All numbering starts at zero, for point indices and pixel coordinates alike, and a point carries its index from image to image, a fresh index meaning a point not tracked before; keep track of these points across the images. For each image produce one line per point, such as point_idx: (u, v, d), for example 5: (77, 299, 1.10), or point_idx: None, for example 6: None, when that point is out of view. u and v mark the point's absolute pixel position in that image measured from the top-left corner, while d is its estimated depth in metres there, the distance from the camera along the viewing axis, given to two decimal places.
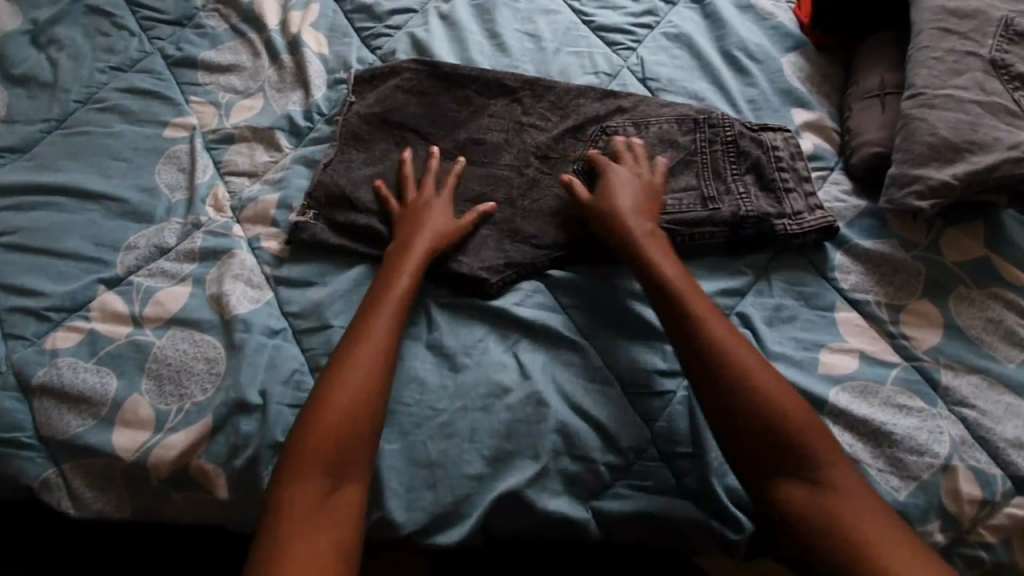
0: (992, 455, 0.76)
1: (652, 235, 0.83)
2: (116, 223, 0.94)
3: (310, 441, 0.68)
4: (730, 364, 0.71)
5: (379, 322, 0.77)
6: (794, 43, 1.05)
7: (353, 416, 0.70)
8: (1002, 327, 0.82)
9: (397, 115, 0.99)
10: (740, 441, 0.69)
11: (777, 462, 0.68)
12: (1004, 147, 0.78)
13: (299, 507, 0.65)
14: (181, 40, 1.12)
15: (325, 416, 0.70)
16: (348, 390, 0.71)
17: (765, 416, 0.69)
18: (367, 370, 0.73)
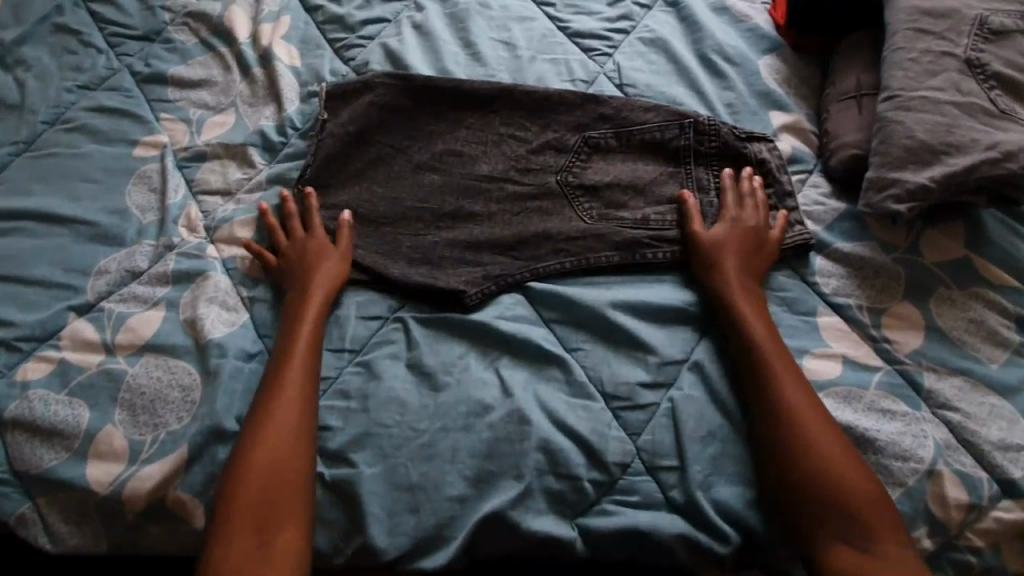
0: (978, 459, 0.76)
1: (746, 288, 0.83)
2: (86, 248, 0.92)
3: (249, 458, 0.70)
4: (809, 424, 0.72)
5: (300, 341, 0.79)
6: (770, 44, 1.04)
7: (285, 433, 0.72)
8: (984, 328, 0.82)
9: (375, 133, 0.98)
10: (795, 494, 0.70)
11: (836, 523, 0.68)
12: (981, 148, 0.77)
13: (243, 550, 0.66)
14: (150, 56, 1.10)
15: (256, 438, 0.71)
16: (277, 410, 0.73)
17: (835, 482, 0.69)
18: (290, 385, 0.75)
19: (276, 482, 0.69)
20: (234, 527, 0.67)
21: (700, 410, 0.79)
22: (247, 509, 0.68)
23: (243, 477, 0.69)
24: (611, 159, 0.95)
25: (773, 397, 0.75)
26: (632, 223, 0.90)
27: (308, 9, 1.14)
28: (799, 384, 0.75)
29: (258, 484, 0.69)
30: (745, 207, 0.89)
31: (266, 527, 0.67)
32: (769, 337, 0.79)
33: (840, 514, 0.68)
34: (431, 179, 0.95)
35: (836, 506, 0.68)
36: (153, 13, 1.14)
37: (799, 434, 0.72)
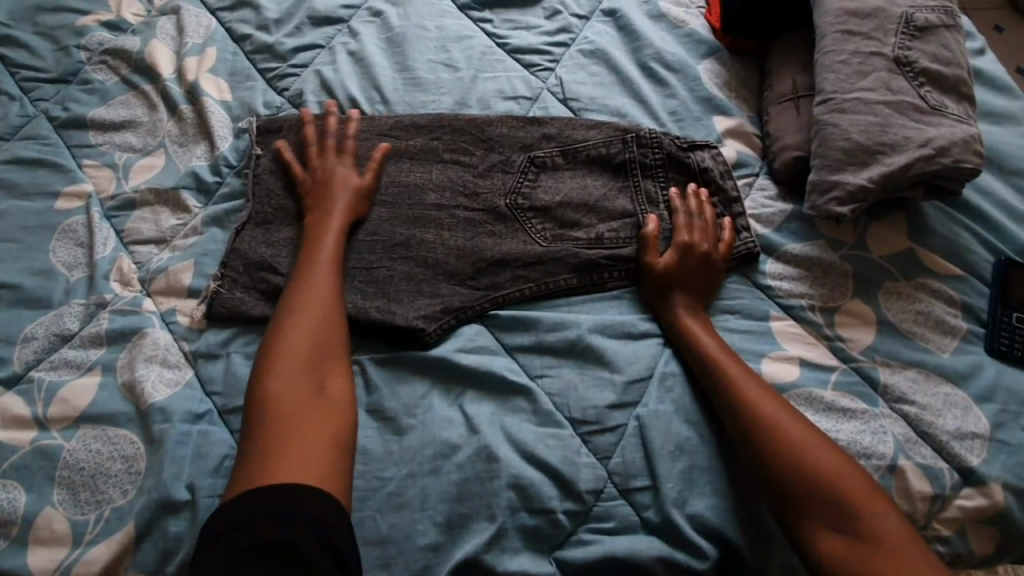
0: (937, 449, 0.77)
1: (692, 302, 0.85)
2: (9, 314, 0.85)
3: (285, 342, 0.73)
4: (771, 425, 0.73)
5: (323, 256, 0.82)
6: (708, 49, 1.05)
7: (320, 330, 0.75)
8: (932, 318, 0.84)
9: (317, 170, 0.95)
10: (775, 501, 0.70)
11: (817, 513, 0.67)
12: (915, 145, 0.79)
13: (288, 430, 0.64)
14: (67, 99, 1.03)
15: (290, 329, 0.74)
16: (309, 308, 0.76)
17: (811, 474, 0.69)
18: (319, 289, 0.78)
19: (313, 373, 0.71)
20: (270, 405, 0.67)
21: (667, 425, 0.78)
22: (289, 401, 0.67)
23: (281, 358, 0.71)
24: (559, 176, 0.94)
25: (733, 404, 0.75)
26: (586, 242, 0.89)
27: (235, 39, 1.10)
28: (758, 387, 0.76)
29: (295, 369, 0.70)
30: (692, 227, 0.89)
31: (308, 406, 0.67)
32: (718, 348, 0.80)
33: (817, 506, 0.68)
34: (379, 211, 0.91)
35: (812, 499, 0.68)
36: (67, 53, 1.07)
37: (763, 437, 0.72)
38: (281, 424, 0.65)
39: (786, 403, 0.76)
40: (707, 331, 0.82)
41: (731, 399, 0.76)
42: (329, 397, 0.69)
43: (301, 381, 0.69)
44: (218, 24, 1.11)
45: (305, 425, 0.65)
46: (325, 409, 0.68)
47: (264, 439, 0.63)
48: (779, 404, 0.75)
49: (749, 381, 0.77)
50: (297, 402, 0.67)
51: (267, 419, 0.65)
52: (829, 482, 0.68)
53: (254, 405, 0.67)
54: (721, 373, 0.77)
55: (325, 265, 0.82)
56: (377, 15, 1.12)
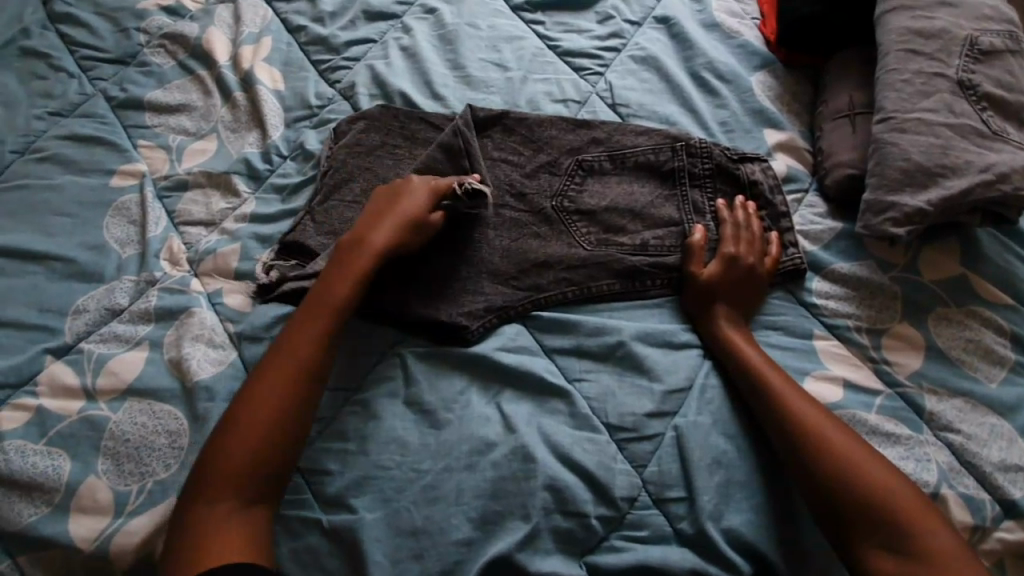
0: (980, 480, 0.76)
1: (734, 317, 0.84)
2: (62, 285, 0.87)
3: (256, 399, 0.71)
4: (817, 438, 0.73)
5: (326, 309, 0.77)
6: (761, 62, 1.04)
7: (287, 397, 0.72)
8: (981, 346, 0.82)
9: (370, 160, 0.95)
10: (827, 516, 0.70)
11: (868, 530, 0.67)
12: (977, 170, 0.77)
13: (227, 491, 0.67)
14: (124, 79, 1.06)
15: (268, 385, 0.72)
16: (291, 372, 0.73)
17: (860, 490, 0.69)
18: (312, 347, 0.75)
19: (269, 440, 0.70)
20: (211, 465, 0.68)
21: (707, 437, 0.77)
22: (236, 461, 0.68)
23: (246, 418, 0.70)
24: (606, 181, 0.94)
25: (781, 418, 0.75)
26: (631, 248, 0.89)
27: (290, 30, 1.11)
28: (803, 400, 0.76)
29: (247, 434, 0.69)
30: (738, 240, 0.88)
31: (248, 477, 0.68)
32: (762, 360, 0.80)
33: (867, 522, 0.68)
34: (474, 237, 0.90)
35: (864, 517, 0.68)
36: (128, 35, 1.10)
37: (814, 452, 0.72)
38: (215, 491, 0.67)
39: (837, 419, 0.75)
40: (753, 345, 0.82)
41: (781, 413, 0.75)
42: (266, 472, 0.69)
43: (258, 449, 0.69)
44: (274, 15, 1.13)
45: (239, 502, 0.67)
46: (258, 478, 0.68)
47: (199, 504, 0.66)
48: (824, 417, 0.75)
49: (799, 397, 0.76)
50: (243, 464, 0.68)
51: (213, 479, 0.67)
52: (881, 500, 0.68)
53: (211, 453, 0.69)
54: (766, 386, 0.77)
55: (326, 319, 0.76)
56: (430, 12, 1.13)
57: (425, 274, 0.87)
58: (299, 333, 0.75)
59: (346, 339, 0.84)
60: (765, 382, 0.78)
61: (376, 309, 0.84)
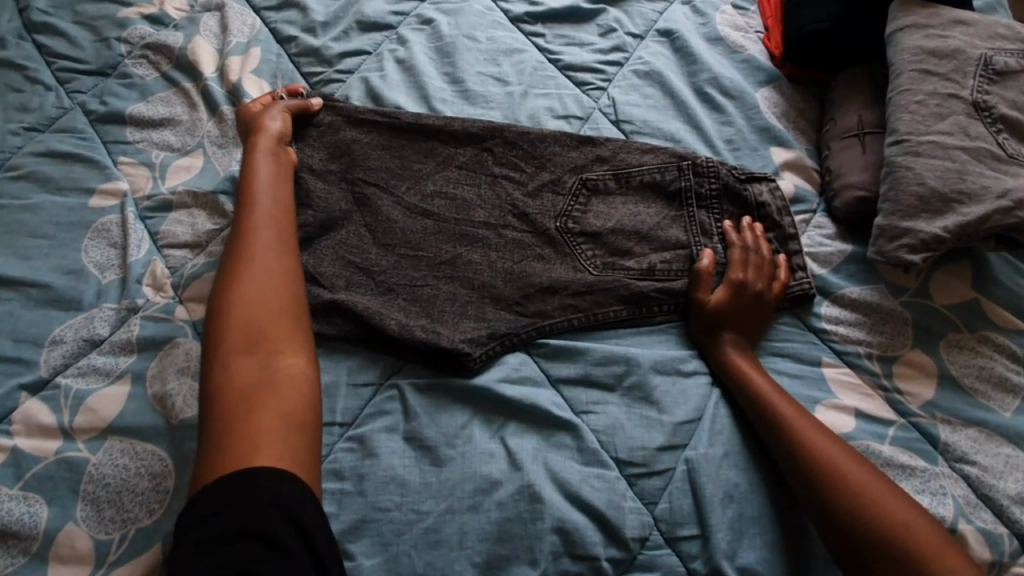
0: (998, 513, 0.73)
1: (738, 340, 0.81)
2: (37, 314, 0.82)
3: (237, 311, 0.70)
4: (832, 472, 0.70)
5: (261, 229, 0.78)
6: (767, 77, 1.02)
7: (270, 295, 0.72)
8: (995, 374, 0.80)
9: (360, 175, 0.91)
10: (848, 556, 0.67)
11: (888, 568, 0.64)
12: (993, 196, 0.75)
13: (245, 405, 0.63)
14: (105, 92, 1.00)
15: (238, 301, 0.71)
16: (259, 274, 0.73)
17: (879, 529, 0.66)
18: (266, 249, 0.76)
19: (272, 327, 0.70)
20: (219, 400, 0.64)
21: (718, 470, 0.75)
22: (245, 374, 0.66)
23: (233, 336, 0.68)
24: (611, 201, 0.91)
25: (791, 449, 0.73)
26: (639, 272, 0.86)
27: (280, 41, 1.07)
28: (815, 431, 0.73)
29: (241, 351, 0.67)
30: (746, 265, 0.85)
31: (267, 380, 0.66)
32: (769, 386, 0.77)
33: (889, 559, 0.64)
34: (423, 224, 0.88)
35: (886, 556, 0.65)
36: (108, 45, 1.05)
37: (829, 487, 0.69)
38: (230, 413, 0.63)
39: (851, 450, 0.73)
40: (762, 373, 0.79)
41: (793, 446, 0.73)
42: (284, 361, 0.68)
43: (254, 340, 0.68)
44: (263, 24, 1.09)
45: (266, 405, 0.64)
46: (280, 380, 0.66)
47: (217, 440, 0.61)
48: (835, 448, 0.72)
49: (814, 430, 0.74)
50: (249, 375, 0.65)
51: (222, 406, 0.63)
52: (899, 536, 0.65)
53: (209, 388, 0.65)
54: (776, 418, 0.75)
55: (268, 233, 0.78)
56: (426, 24, 1.09)
57: (359, 218, 0.89)
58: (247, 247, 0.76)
59: (341, 371, 0.80)
60: (775, 412, 0.75)
61: (370, 333, 0.81)
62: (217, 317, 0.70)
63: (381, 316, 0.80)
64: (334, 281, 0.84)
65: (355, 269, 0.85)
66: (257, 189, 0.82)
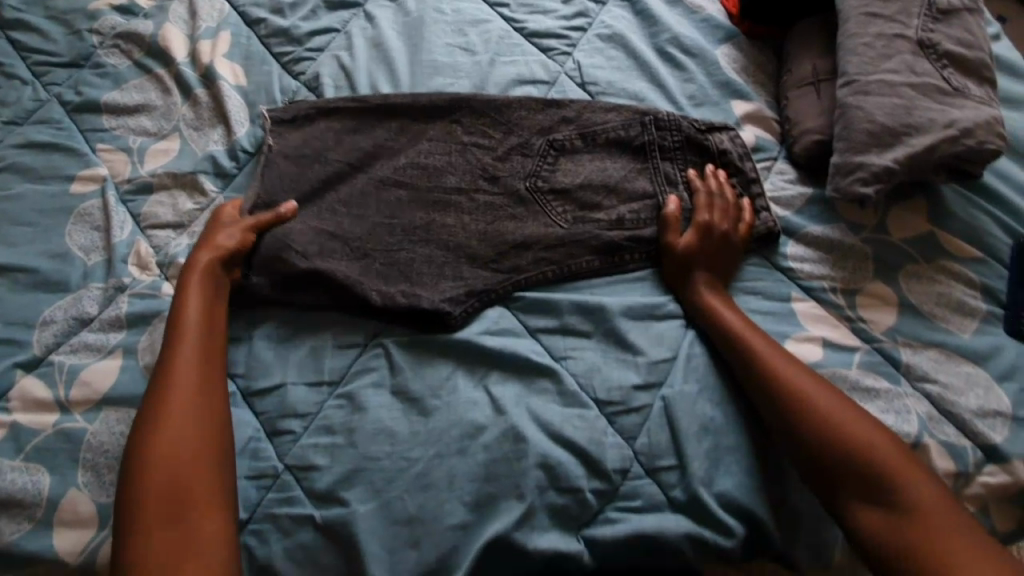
0: (959, 427, 0.77)
1: (712, 283, 0.84)
2: (26, 297, 0.84)
3: (160, 452, 0.67)
4: (803, 399, 0.74)
5: (187, 354, 0.74)
6: (725, 34, 1.05)
7: (191, 440, 0.68)
8: (952, 299, 0.84)
9: (330, 153, 0.93)
10: (817, 474, 0.71)
11: (855, 482, 0.69)
12: (939, 127, 0.79)
13: (157, 561, 0.61)
14: (80, 83, 1.02)
15: (159, 442, 0.67)
16: (183, 413, 0.70)
17: (846, 444, 0.70)
18: (193, 382, 0.72)
19: (190, 476, 0.66)
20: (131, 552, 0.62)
21: (694, 405, 0.78)
22: (160, 529, 0.63)
23: (154, 466, 0.66)
24: (578, 160, 0.94)
25: (765, 383, 0.76)
26: (608, 223, 0.89)
27: (250, 23, 1.08)
28: (787, 363, 0.77)
29: (157, 503, 0.64)
30: (711, 209, 0.88)
31: (181, 540, 0.63)
32: (742, 323, 0.81)
33: (854, 477, 0.69)
34: (398, 195, 0.91)
35: (851, 470, 0.69)
36: (80, 37, 1.06)
37: (800, 411, 0.73)
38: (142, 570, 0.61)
39: (820, 379, 0.77)
40: (733, 309, 0.83)
41: (766, 378, 0.76)
42: (202, 515, 0.65)
43: (171, 492, 0.65)
44: (231, 8, 1.10)
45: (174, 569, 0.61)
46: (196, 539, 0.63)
47: None
48: (806, 379, 0.76)
49: (787, 364, 0.77)
50: (163, 531, 0.63)
51: (132, 569, 0.61)
52: (862, 452, 0.69)
53: (122, 539, 0.63)
54: (750, 354, 0.78)
55: (194, 362, 0.74)
56: (392, 0, 1.11)
57: (332, 196, 0.91)
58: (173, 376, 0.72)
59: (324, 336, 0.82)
60: (749, 349, 0.78)
61: (351, 299, 0.83)
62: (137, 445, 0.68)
63: (363, 288, 0.83)
64: (307, 248, 0.86)
65: (331, 240, 0.87)
66: (191, 295, 0.79)
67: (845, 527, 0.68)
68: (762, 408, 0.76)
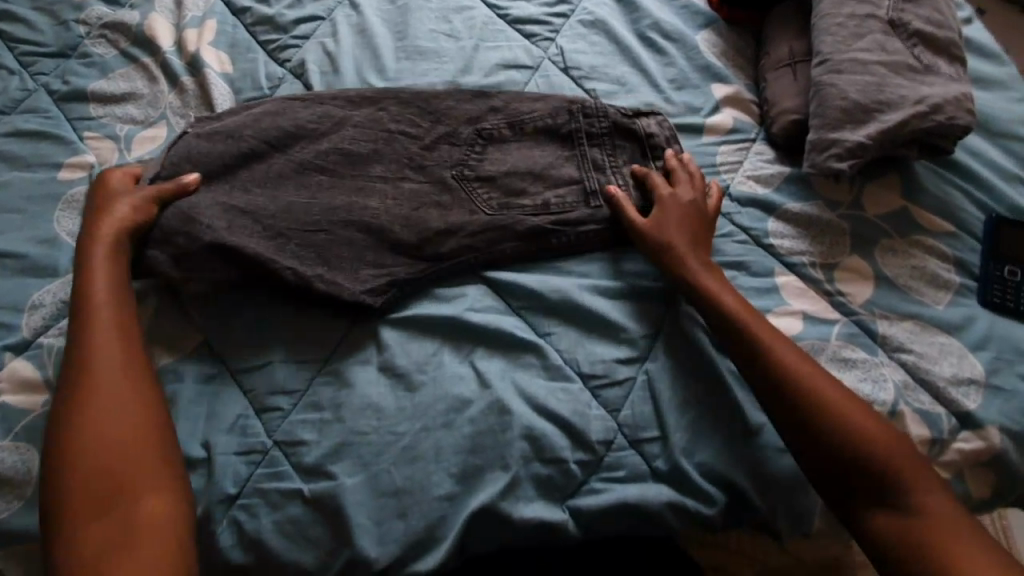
0: (935, 395, 0.79)
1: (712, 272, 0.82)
2: (14, 282, 0.85)
3: (89, 426, 0.66)
4: (821, 400, 0.71)
5: (105, 329, 0.73)
6: (705, 20, 1.07)
7: (121, 410, 0.68)
8: (927, 272, 0.86)
9: (246, 137, 0.88)
10: (827, 474, 0.69)
11: (869, 486, 0.67)
12: (909, 103, 0.81)
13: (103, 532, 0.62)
14: (67, 72, 1.03)
15: (86, 417, 0.67)
16: (105, 387, 0.69)
17: (863, 447, 0.68)
18: (112, 355, 0.71)
19: (122, 446, 0.66)
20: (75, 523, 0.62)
21: (677, 378, 0.79)
22: (98, 498, 0.63)
23: (83, 475, 0.64)
24: (506, 148, 0.93)
25: (774, 373, 0.73)
26: (532, 209, 0.88)
27: (236, 12, 1.09)
28: (799, 360, 0.74)
29: (91, 474, 0.64)
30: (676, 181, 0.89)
31: (125, 505, 0.64)
32: (749, 315, 0.77)
33: (869, 481, 0.67)
34: (318, 184, 0.88)
35: (865, 474, 0.68)
36: (67, 28, 1.07)
37: (815, 411, 0.70)
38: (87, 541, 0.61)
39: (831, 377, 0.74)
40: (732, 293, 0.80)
41: (782, 376, 0.72)
42: (141, 479, 0.65)
43: (107, 464, 0.65)
44: None
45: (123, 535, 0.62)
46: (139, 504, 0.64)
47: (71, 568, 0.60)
48: (822, 378, 0.73)
49: (801, 362, 0.74)
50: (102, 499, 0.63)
51: (77, 539, 0.61)
52: (876, 456, 0.68)
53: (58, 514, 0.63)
54: (757, 343, 0.75)
55: (113, 334, 0.73)
56: None
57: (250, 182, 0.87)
58: (89, 352, 0.71)
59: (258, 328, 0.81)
60: (756, 339, 0.75)
61: (284, 292, 0.83)
62: (59, 452, 0.66)
63: (278, 271, 0.80)
64: (212, 225, 0.81)
65: (245, 220, 0.83)
66: (102, 267, 0.77)
67: (855, 527, 0.68)
68: (769, 405, 0.73)
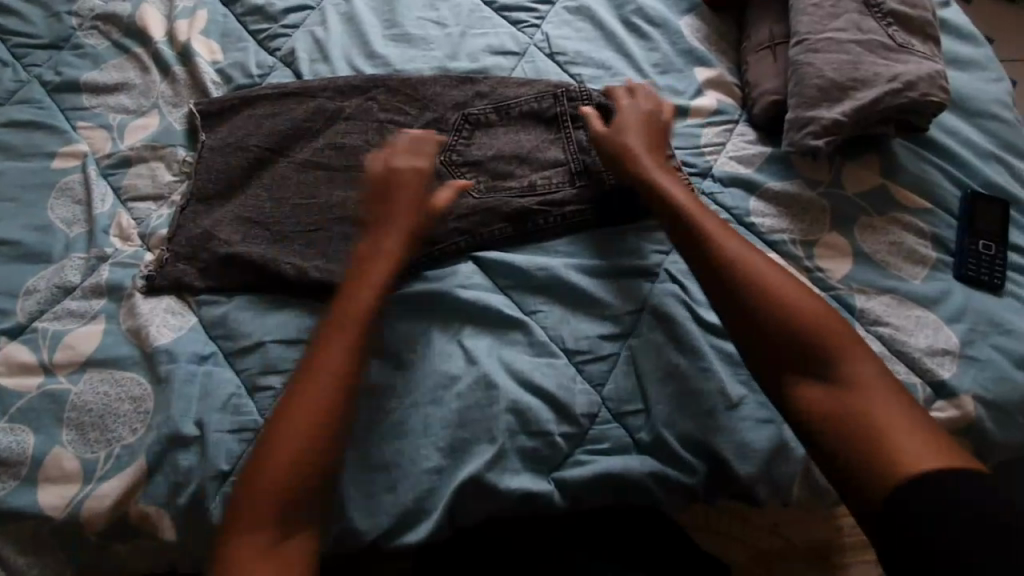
0: (910, 366, 0.81)
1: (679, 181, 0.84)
2: (10, 268, 0.86)
3: (291, 419, 0.66)
4: (752, 277, 0.72)
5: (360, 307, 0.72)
6: (688, 5, 1.09)
7: (304, 418, 0.66)
8: (904, 248, 0.88)
9: (250, 141, 0.93)
10: (761, 354, 0.69)
11: (800, 362, 0.67)
12: (884, 81, 0.83)
13: (258, 536, 0.62)
14: (59, 63, 1.04)
15: (289, 410, 0.66)
16: (313, 381, 0.67)
17: (796, 322, 0.68)
18: (339, 345, 0.70)
19: (306, 454, 0.65)
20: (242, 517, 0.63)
21: (661, 353, 0.81)
22: (270, 501, 0.63)
23: (269, 457, 0.64)
24: (493, 133, 0.95)
25: (717, 264, 0.73)
26: (519, 191, 0.90)
27: (226, 2, 1.10)
28: (740, 245, 0.75)
29: (274, 478, 0.63)
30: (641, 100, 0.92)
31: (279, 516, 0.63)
32: (697, 208, 0.79)
33: (796, 357, 0.67)
34: (314, 175, 0.91)
35: (794, 346, 0.68)
36: (58, 19, 1.08)
37: (748, 290, 0.71)
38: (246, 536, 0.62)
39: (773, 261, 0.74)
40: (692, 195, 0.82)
41: (720, 261, 0.74)
42: (303, 489, 0.64)
43: (284, 470, 0.64)
44: None
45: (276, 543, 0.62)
46: (294, 521, 0.64)
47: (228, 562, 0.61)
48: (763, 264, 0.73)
49: (745, 252, 0.74)
50: (269, 504, 0.63)
51: (234, 538, 0.62)
52: (807, 327, 0.68)
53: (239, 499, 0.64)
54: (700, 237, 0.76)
55: (355, 321, 0.71)
56: None
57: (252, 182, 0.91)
58: (331, 336, 0.70)
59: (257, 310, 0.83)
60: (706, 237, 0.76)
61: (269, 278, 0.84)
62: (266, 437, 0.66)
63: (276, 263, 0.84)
64: (231, 237, 0.87)
65: (252, 225, 0.88)
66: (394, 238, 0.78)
67: (784, 399, 0.67)
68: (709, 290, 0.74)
